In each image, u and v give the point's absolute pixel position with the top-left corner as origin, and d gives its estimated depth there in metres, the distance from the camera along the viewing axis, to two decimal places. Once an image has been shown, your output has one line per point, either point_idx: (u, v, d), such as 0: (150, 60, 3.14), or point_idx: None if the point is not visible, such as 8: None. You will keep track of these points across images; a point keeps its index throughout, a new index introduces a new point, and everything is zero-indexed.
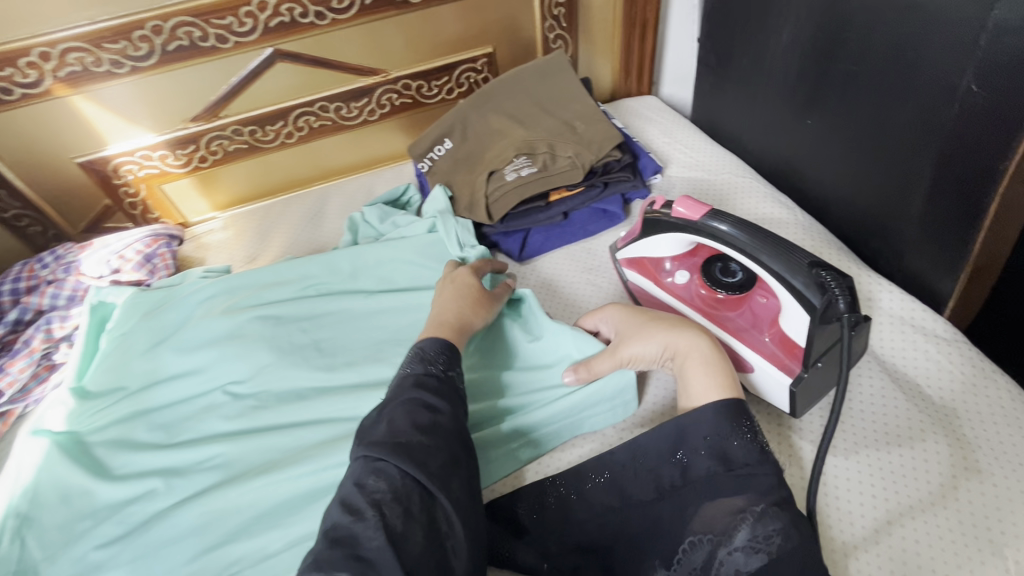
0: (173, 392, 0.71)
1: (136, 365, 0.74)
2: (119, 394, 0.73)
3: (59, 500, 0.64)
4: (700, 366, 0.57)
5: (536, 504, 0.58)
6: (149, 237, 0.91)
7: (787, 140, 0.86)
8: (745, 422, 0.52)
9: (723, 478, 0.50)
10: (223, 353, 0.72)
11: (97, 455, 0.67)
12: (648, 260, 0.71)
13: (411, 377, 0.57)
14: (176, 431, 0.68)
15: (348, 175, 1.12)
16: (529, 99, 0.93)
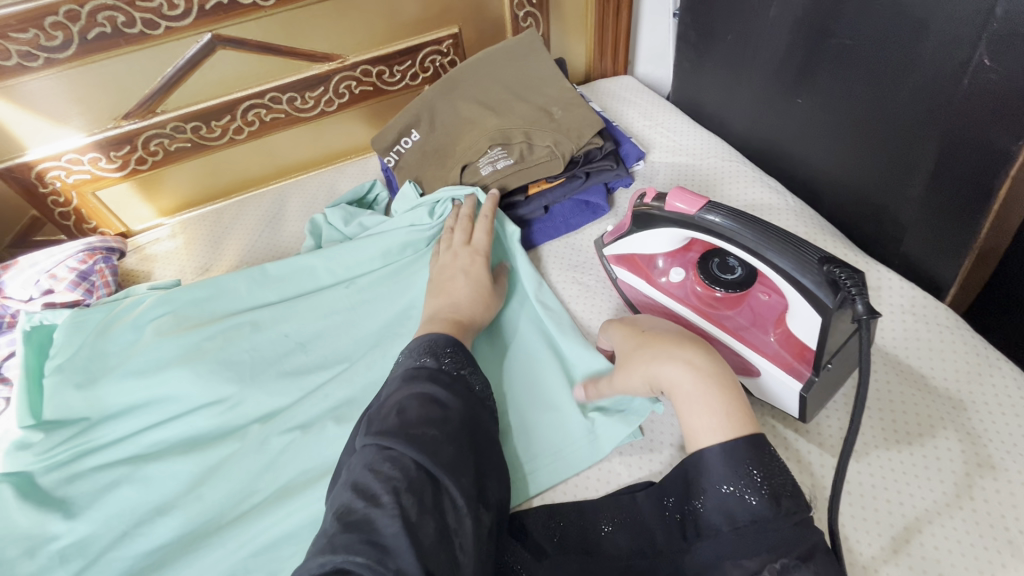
0: (132, 424, 0.67)
1: (89, 395, 0.68)
2: (77, 427, 0.68)
3: (23, 552, 0.59)
4: (695, 403, 0.50)
5: (557, 532, 0.54)
6: (83, 251, 0.80)
7: (775, 121, 0.81)
8: (759, 469, 0.46)
9: (729, 538, 0.45)
10: (186, 377, 0.67)
11: (65, 497, 0.63)
12: (639, 257, 0.67)
13: (420, 367, 0.53)
14: (147, 465, 0.64)
15: (308, 171, 1.04)
16: (502, 83, 0.86)
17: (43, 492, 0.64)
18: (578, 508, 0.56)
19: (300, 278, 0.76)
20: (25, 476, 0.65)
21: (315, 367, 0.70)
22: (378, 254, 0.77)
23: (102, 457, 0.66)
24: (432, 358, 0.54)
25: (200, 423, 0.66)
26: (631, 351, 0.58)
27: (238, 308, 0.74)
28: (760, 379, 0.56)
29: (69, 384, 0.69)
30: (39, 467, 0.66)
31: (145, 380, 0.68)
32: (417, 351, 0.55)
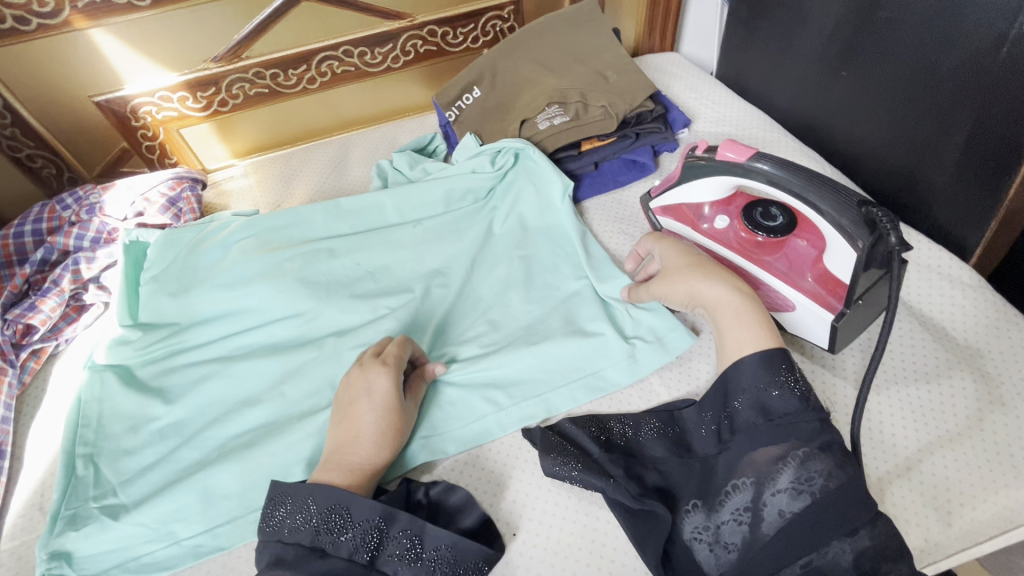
0: (219, 330, 0.75)
1: (181, 302, 0.76)
2: (168, 329, 0.75)
3: (129, 429, 0.67)
4: (739, 318, 0.58)
5: (601, 433, 0.61)
6: (173, 179, 0.89)
7: (818, 95, 0.86)
8: (790, 372, 0.53)
9: (763, 429, 0.52)
10: (266, 292, 0.75)
11: (160, 387, 0.71)
12: (686, 206, 0.73)
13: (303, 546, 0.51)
14: (234, 363, 0.71)
15: (368, 125, 1.11)
16: (561, 48, 0.92)
17: (141, 382, 0.71)
18: (623, 418, 0.62)
19: (369, 214, 0.83)
20: (125, 368, 0.73)
21: (382, 291, 0.77)
22: (441, 196, 0.84)
23: (192, 356, 0.73)
24: (312, 531, 0.51)
25: (280, 332, 0.74)
26: (679, 269, 0.64)
27: (312, 237, 0.82)
28: (793, 314, 0.62)
29: (164, 292, 0.77)
30: (136, 361, 0.73)
31: (232, 291, 0.75)
32: (299, 507, 0.53)
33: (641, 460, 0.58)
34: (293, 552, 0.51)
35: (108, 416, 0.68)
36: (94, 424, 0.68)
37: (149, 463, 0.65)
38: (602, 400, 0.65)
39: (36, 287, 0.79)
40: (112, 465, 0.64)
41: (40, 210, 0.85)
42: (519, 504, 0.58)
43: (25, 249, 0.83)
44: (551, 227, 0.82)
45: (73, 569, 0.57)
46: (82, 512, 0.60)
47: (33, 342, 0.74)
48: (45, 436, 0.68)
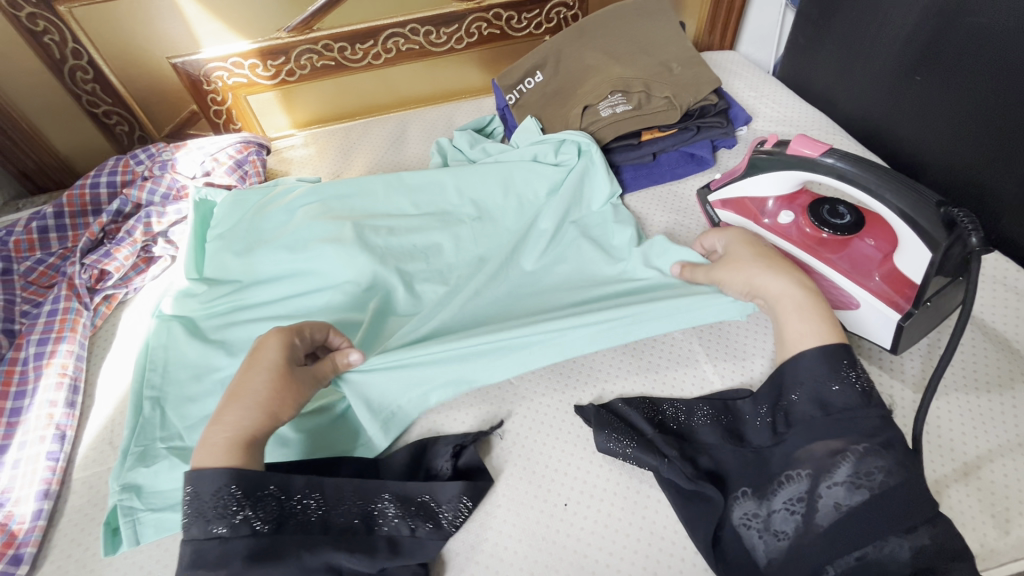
0: (277, 291, 0.76)
1: (244, 260, 0.78)
2: (232, 286, 0.78)
3: (193, 377, 0.70)
4: (802, 311, 0.58)
5: (654, 415, 0.61)
6: (241, 142, 0.92)
7: (888, 99, 0.85)
8: (852, 368, 0.53)
9: (822, 422, 0.53)
10: (324, 257, 0.76)
11: (223, 340, 0.73)
12: (748, 200, 0.73)
13: (204, 537, 0.49)
14: (293, 321, 0.73)
15: (425, 105, 1.12)
16: (627, 37, 0.92)
17: (206, 334, 0.74)
18: (676, 402, 0.63)
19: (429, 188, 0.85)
20: (190, 319, 0.76)
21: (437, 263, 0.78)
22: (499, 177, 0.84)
23: (254, 312, 0.76)
24: (208, 519, 0.49)
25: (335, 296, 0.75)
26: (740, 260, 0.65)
27: (372, 206, 0.84)
28: (857, 312, 0.62)
29: (230, 250, 0.80)
30: (201, 313, 0.76)
31: (294, 253, 0.77)
32: (184, 503, 0.50)
33: (694, 444, 0.58)
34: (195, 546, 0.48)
35: (174, 364, 0.71)
36: (161, 368, 0.70)
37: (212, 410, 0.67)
38: (655, 383, 0.66)
39: (110, 236, 0.83)
40: (176, 410, 0.67)
41: (115, 164, 0.88)
42: (567, 475, 0.59)
43: (100, 200, 0.86)
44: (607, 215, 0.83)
45: (142, 501, 0.59)
46: (151, 450, 0.63)
47: (105, 288, 0.78)
48: (115, 376, 0.71)
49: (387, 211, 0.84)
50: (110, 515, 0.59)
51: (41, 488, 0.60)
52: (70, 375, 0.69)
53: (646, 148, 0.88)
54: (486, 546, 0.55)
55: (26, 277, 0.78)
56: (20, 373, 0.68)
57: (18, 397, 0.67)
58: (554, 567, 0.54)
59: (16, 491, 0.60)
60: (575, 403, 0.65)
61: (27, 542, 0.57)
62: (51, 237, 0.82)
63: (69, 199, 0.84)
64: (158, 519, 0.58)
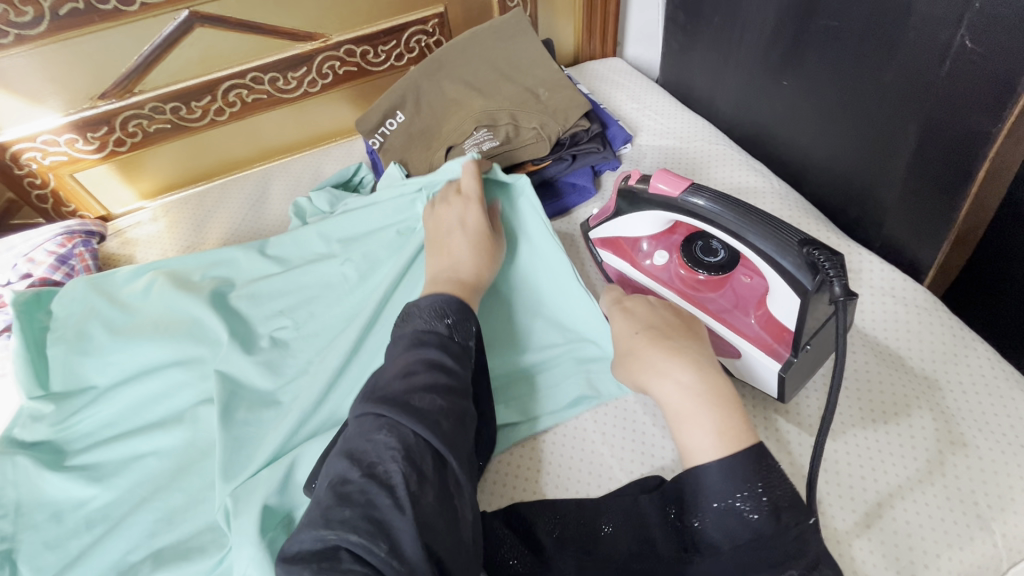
0: (145, 393, 0.66)
1: (100, 361, 0.68)
2: (87, 396, 0.67)
3: (51, 518, 0.59)
4: (690, 424, 0.49)
5: (556, 522, 0.54)
6: (63, 235, 0.80)
7: (763, 104, 0.82)
8: (760, 482, 0.45)
9: (730, 554, 0.45)
10: (180, 347, 0.67)
11: (85, 464, 0.62)
12: (624, 241, 0.67)
13: (424, 332, 0.53)
14: (161, 433, 0.62)
15: (291, 154, 1.02)
16: (488, 65, 0.85)
17: (66, 459, 0.63)
18: (581, 507, 0.55)
19: (297, 250, 0.76)
20: (44, 445, 0.64)
21: (313, 334, 0.69)
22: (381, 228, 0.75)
23: (115, 428, 0.65)
24: (448, 329, 0.54)
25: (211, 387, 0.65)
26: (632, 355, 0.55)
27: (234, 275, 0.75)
28: (740, 361, 0.57)
29: (76, 354, 0.68)
30: (56, 438, 0.65)
31: (150, 342, 0.67)
32: (436, 317, 0.54)
33: (600, 557, 0.50)
34: (416, 336, 0.52)
35: (28, 502, 0.60)
36: (11, 514, 0.59)
37: (75, 552, 0.56)
38: (552, 484, 0.58)
39: None
40: (29, 565, 0.56)
41: None
42: None
43: None
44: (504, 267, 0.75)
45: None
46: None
47: None
48: None
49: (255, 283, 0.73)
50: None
51: None
52: None
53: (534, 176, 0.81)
54: None
55: None
56: None
57: None
58: None
59: None
60: None
61: None
62: None
63: None
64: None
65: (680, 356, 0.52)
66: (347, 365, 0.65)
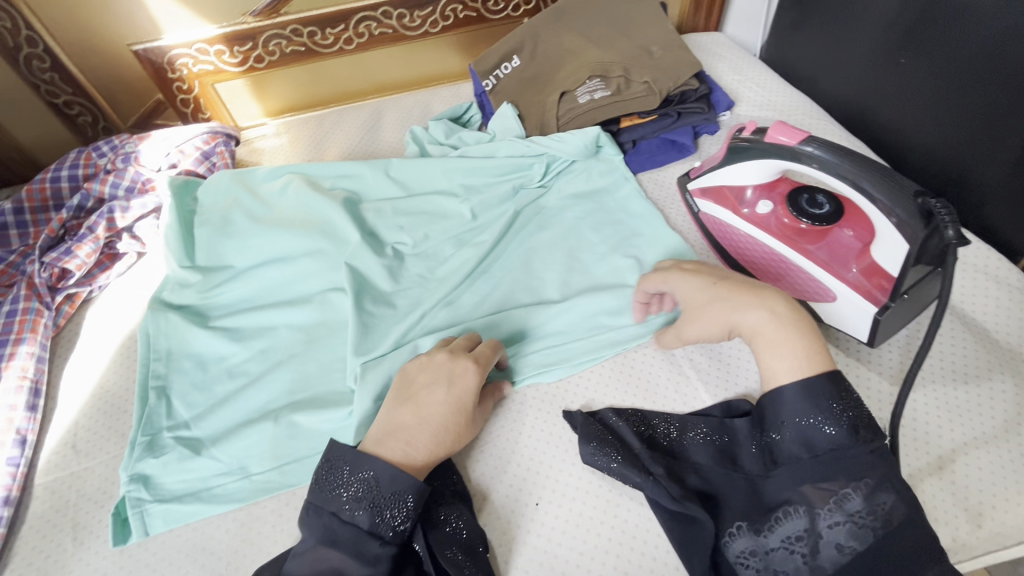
0: (281, 275, 0.75)
1: (240, 243, 0.77)
2: (227, 273, 0.76)
3: (197, 366, 0.69)
4: (774, 348, 0.54)
5: (645, 428, 0.60)
6: (208, 133, 0.89)
7: (873, 83, 0.83)
8: (837, 401, 0.50)
9: (809, 464, 0.49)
10: (314, 242, 0.76)
11: (227, 327, 0.72)
12: (728, 189, 0.71)
13: (341, 521, 0.50)
14: (296, 310, 0.72)
15: (400, 91, 1.10)
16: (605, 20, 0.90)
17: (209, 321, 0.73)
18: (669, 419, 0.60)
19: (418, 172, 0.83)
20: (188, 308, 0.74)
21: (433, 246, 0.78)
22: (498, 164, 0.83)
23: (252, 301, 0.75)
24: (373, 515, 0.50)
25: (340, 278, 0.74)
26: (704, 304, 0.59)
27: (361, 186, 0.83)
28: (834, 305, 0.61)
29: (222, 235, 0.78)
30: (198, 303, 0.74)
31: (289, 232, 0.76)
32: (358, 486, 0.51)
33: (684, 462, 0.56)
34: (360, 480, 0.52)
35: (179, 351, 0.70)
36: (165, 357, 0.69)
37: (220, 396, 0.66)
38: (644, 397, 0.63)
39: (73, 232, 0.80)
40: (182, 400, 0.66)
41: (77, 157, 0.85)
42: (564, 492, 0.57)
43: (62, 195, 0.83)
44: (605, 208, 0.81)
45: (150, 493, 0.58)
46: (159, 440, 0.62)
47: (68, 286, 0.75)
48: (80, 376, 0.69)
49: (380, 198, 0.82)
50: (118, 506, 0.58)
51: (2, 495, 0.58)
52: (31, 378, 0.66)
53: (642, 128, 0.85)
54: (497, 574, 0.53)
55: None
56: None
57: None
58: None
59: None
60: (565, 407, 0.63)
61: None
62: (12, 234, 0.80)
63: (29, 193, 0.81)
64: (166, 510, 0.57)
65: (764, 301, 0.56)
66: (464, 277, 0.74)
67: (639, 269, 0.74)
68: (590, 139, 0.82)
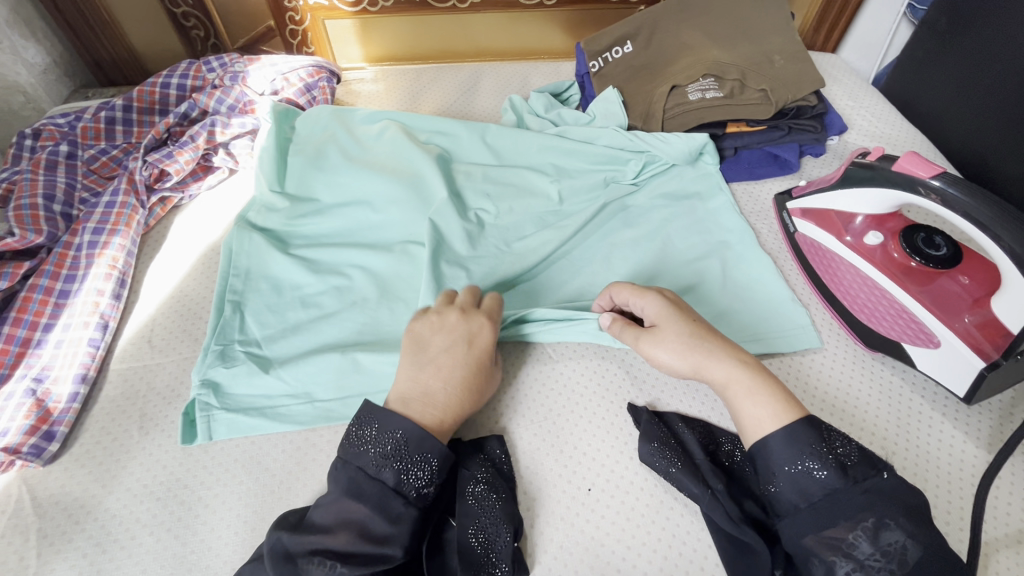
0: (365, 218, 0.76)
1: (330, 179, 0.78)
2: (313, 206, 0.77)
3: (271, 290, 0.70)
4: (753, 395, 0.50)
5: (709, 441, 0.58)
6: (313, 66, 0.90)
7: (1007, 132, 0.78)
8: (822, 441, 0.46)
9: (808, 515, 0.45)
10: (401, 190, 0.76)
11: (306, 257, 0.73)
12: (834, 213, 0.69)
13: (366, 476, 0.47)
14: (375, 254, 0.72)
15: (498, 59, 1.09)
16: (730, 19, 0.86)
17: (289, 248, 0.74)
18: (736, 438, 0.58)
19: (512, 142, 0.82)
20: (270, 232, 0.75)
21: (517, 217, 0.77)
22: (596, 150, 0.81)
23: (334, 238, 0.75)
24: (399, 472, 0.47)
25: (420, 231, 0.74)
26: (675, 333, 0.55)
27: (455, 145, 0.82)
28: (936, 352, 0.58)
29: (315, 168, 0.79)
30: (282, 229, 0.76)
31: (381, 177, 0.77)
32: (387, 443, 0.48)
33: (744, 488, 0.54)
34: (386, 439, 0.49)
35: (257, 271, 0.71)
36: (243, 275, 0.70)
37: (291, 324, 0.67)
38: (712, 410, 0.61)
39: (174, 139, 0.82)
40: (254, 318, 0.67)
41: (187, 68, 0.87)
42: (618, 487, 0.56)
43: (168, 101, 0.86)
44: (695, 212, 0.78)
45: (218, 400, 0.60)
46: (230, 351, 0.64)
47: (163, 189, 0.77)
48: (162, 276, 0.71)
49: (471, 161, 0.82)
50: (188, 408, 0.59)
51: (80, 372, 0.60)
52: (119, 269, 0.68)
53: (751, 137, 0.82)
54: (540, 550, 0.53)
55: (88, 166, 0.78)
56: (70, 259, 0.68)
57: (67, 280, 0.67)
58: (561, 559, 0.52)
59: (56, 370, 0.60)
60: (629, 401, 0.62)
61: (60, 421, 0.57)
62: (117, 130, 0.82)
63: (140, 94, 0.84)
64: (230, 419, 0.58)
65: (732, 352, 0.53)
66: (544, 255, 0.73)
67: (722, 281, 0.72)
68: (695, 148, 0.79)
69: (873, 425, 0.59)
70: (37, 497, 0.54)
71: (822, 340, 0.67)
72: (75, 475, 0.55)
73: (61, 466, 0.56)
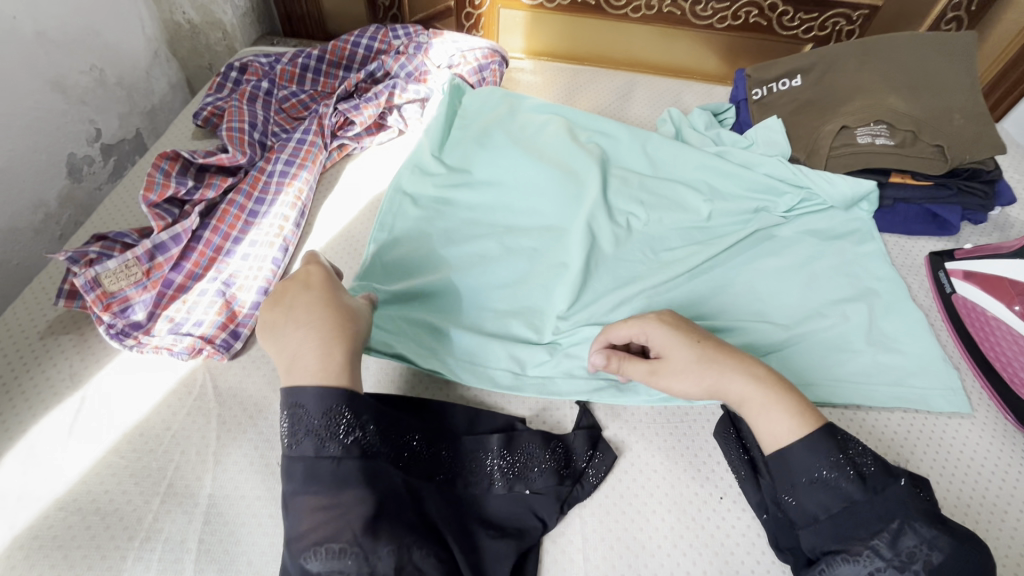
0: (515, 200, 0.79)
1: (487, 158, 0.82)
2: (467, 178, 0.81)
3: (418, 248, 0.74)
4: (767, 411, 0.50)
5: None
6: (490, 49, 0.94)
7: None
8: (839, 452, 0.47)
9: (827, 523, 0.46)
10: (555, 181, 0.79)
11: (453, 225, 0.76)
12: (1008, 281, 0.67)
13: (323, 458, 0.46)
14: (521, 234, 0.75)
15: (653, 71, 1.12)
16: (915, 69, 0.84)
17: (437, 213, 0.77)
18: None
19: (668, 155, 0.85)
20: (421, 194, 0.79)
21: (663, 227, 0.79)
22: (756, 177, 0.82)
23: (480, 212, 0.78)
24: (317, 441, 0.46)
25: (568, 222, 0.76)
26: (680, 359, 0.54)
27: (612, 149, 0.86)
28: None
29: (475, 147, 0.83)
30: (433, 194, 0.79)
31: (539, 166, 0.80)
32: (320, 419, 0.46)
33: None
34: (326, 414, 0.47)
35: (407, 228, 0.74)
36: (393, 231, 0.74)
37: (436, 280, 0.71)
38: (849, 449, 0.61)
39: (359, 94, 0.89)
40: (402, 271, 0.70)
41: (376, 32, 0.93)
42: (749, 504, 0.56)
43: (355, 59, 0.92)
44: (845, 256, 0.77)
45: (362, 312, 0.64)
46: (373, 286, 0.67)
47: (342, 137, 0.83)
48: (334, 215, 0.77)
49: (626, 165, 0.84)
50: None
51: (262, 286, 0.66)
52: (302, 201, 0.74)
53: (916, 191, 0.81)
54: (669, 540, 0.53)
55: (281, 105, 0.85)
56: (263, 183, 0.74)
57: (257, 201, 0.73)
58: (689, 558, 0.52)
59: (241, 279, 0.66)
60: None
61: (246, 324, 0.63)
62: (308, 77, 0.90)
63: (333, 48, 0.91)
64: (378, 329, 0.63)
65: (743, 365, 0.53)
66: (690, 265, 0.74)
67: (868, 326, 0.70)
68: (861, 192, 0.78)
69: (1008, 499, 0.58)
70: (217, 386, 0.59)
71: (972, 407, 0.65)
72: (251, 374, 0.61)
73: (240, 364, 0.61)
